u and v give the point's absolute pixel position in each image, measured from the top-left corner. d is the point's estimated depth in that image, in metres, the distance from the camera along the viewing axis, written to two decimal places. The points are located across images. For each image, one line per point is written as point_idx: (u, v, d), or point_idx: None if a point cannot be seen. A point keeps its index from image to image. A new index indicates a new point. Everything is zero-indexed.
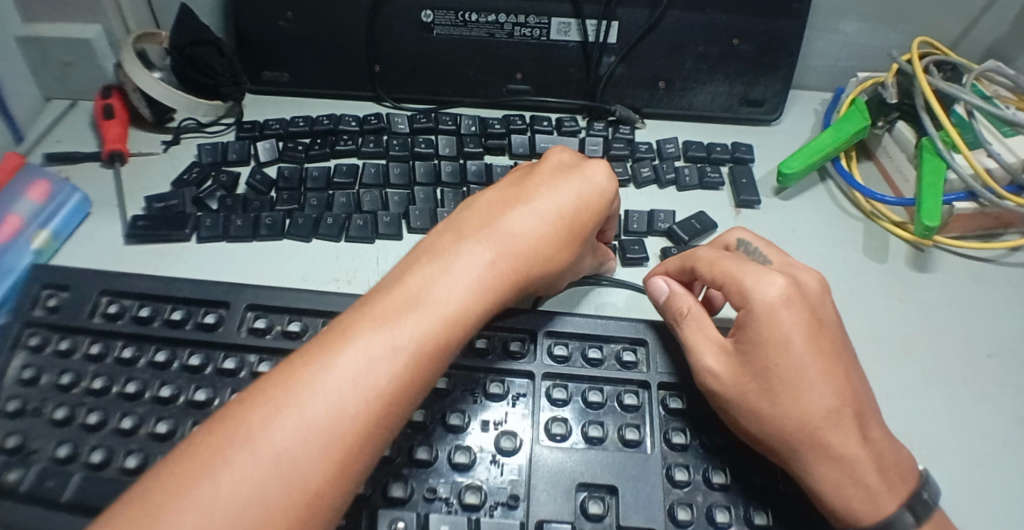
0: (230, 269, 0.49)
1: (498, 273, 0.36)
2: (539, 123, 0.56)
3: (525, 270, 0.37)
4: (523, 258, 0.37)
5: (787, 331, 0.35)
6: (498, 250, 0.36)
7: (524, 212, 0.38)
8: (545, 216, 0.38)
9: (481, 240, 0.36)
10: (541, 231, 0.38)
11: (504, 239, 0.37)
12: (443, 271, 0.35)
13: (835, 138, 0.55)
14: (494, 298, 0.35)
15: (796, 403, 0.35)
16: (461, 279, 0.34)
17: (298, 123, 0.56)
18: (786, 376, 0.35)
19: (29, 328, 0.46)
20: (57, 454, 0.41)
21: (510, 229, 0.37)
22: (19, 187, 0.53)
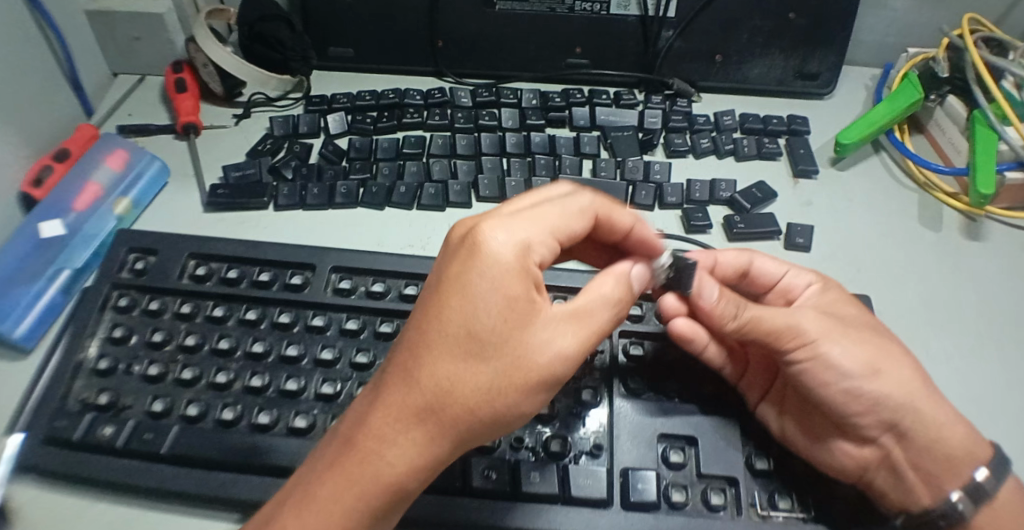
0: (308, 235, 0.51)
1: (451, 341, 0.30)
2: (598, 97, 0.58)
3: (492, 333, 0.30)
4: (477, 314, 0.30)
5: (848, 306, 0.41)
6: (438, 318, 0.30)
7: (460, 262, 0.31)
8: (478, 264, 0.31)
9: (427, 309, 0.31)
10: (483, 282, 0.31)
11: (444, 302, 0.31)
12: (405, 349, 0.31)
13: (890, 110, 0.56)
14: (459, 365, 0.30)
15: (884, 352, 0.38)
16: (425, 360, 0.30)
17: (366, 97, 0.58)
18: (866, 332, 0.39)
19: (117, 290, 0.48)
20: (153, 409, 0.42)
21: (450, 286, 0.31)
22: (95, 155, 0.56)
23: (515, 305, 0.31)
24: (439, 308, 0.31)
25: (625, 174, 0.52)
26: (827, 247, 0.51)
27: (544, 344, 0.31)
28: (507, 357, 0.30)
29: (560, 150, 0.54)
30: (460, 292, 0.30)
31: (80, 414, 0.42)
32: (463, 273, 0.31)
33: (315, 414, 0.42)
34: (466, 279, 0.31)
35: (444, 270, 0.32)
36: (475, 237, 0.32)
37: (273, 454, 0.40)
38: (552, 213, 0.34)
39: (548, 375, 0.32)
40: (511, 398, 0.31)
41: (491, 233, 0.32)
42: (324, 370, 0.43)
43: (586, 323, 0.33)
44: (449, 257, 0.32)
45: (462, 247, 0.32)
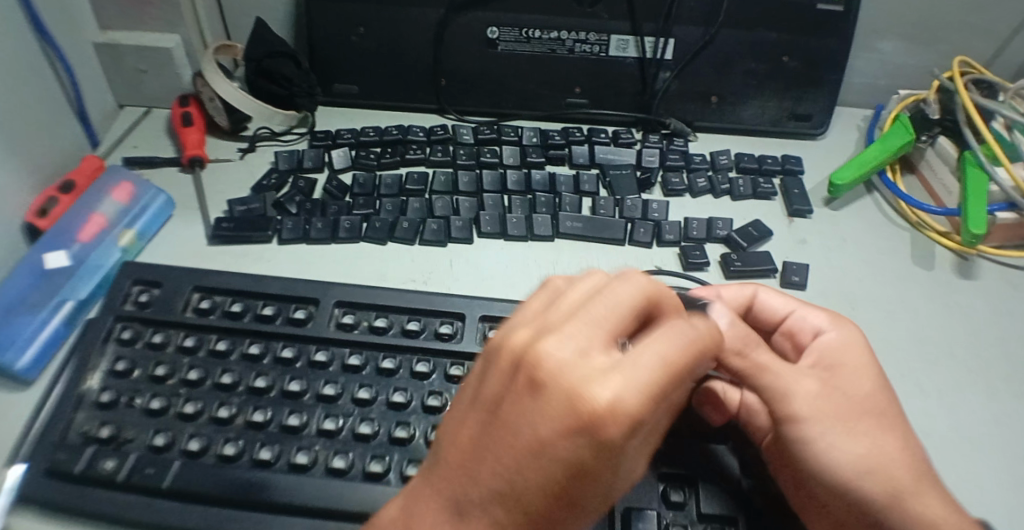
0: (311, 269, 0.52)
1: (542, 507, 0.26)
2: (597, 135, 0.59)
3: (586, 492, 0.27)
4: (571, 483, 0.26)
5: (867, 377, 0.38)
6: (529, 489, 0.26)
7: (564, 437, 0.25)
8: (589, 443, 0.25)
9: (518, 473, 0.26)
10: (591, 459, 0.25)
11: (542, 475, 0.25)
12: (477, 508, 0.27)
13: (880, 151, 0.58)
14: (553, 523, 0.27)
15: (876, 448, 0.36)
16: (512, 510, 0.26)
17: (370, 133, 0.59)
18: (864, 427, 0.37)
19: (121, 322, 0.48)
20: (155, 443, 0.42)
21: (547, 460, 0.25)
22: (102, 188, 0.57)
23: (615, 465, 0.26)
24: (533, 482, 0.26)
25: (624, 212, 0.53)
26: (822, 285, 0.52)
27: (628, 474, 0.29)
28: (595, 501, 0.28)
29: (559, 188, 0.55)
30: (562, 467, 0.25)
31: (81, 447, 0.42)
32: (572, 451, 0.25)
33: (317, 450, 0.42)
34: (569, 454, 0.25)
35: (534, 427, 0.25)
36: (584, 400, 0.24)
37: (275, 491, 0.40)
38: (664, 370, 0.25)
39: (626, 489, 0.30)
40: (589, 518, 0.29)
41: (607, 403, 0.24)
42: (326, 405, 0.43)
43: (654, 435, 0.30)
44: (535, 412, 0.25)
45: (560, 409, 0.25)
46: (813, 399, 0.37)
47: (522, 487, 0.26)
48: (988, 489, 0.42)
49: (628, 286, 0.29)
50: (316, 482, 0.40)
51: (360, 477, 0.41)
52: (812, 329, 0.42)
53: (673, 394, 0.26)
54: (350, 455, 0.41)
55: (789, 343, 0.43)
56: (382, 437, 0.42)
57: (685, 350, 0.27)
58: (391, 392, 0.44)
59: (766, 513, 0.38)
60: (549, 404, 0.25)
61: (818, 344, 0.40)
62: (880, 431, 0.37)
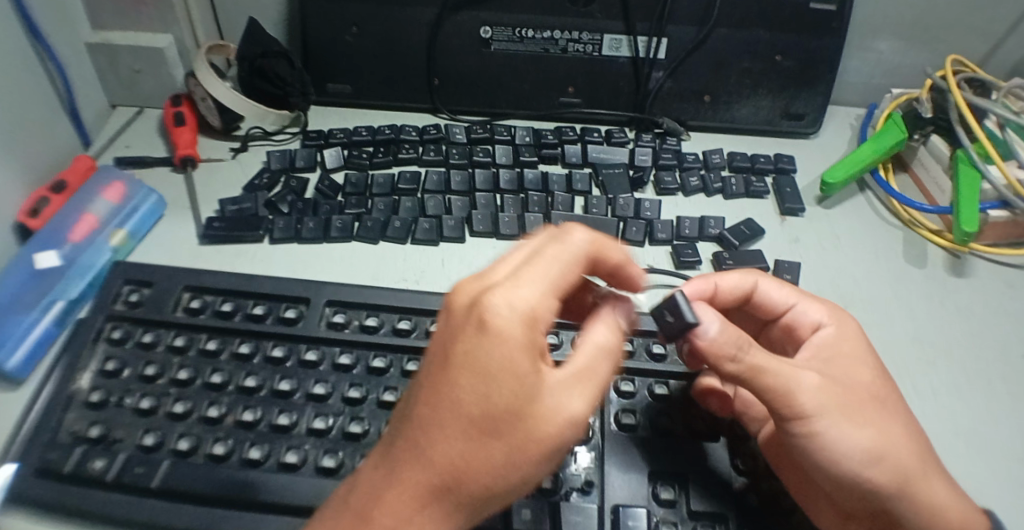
0: (303, 269, 0.51)
1: (461, 427, 0.29)
2: (590, 134, 0.59)
3: (503, 408, 0.29)
4: (484, 392, 0.28)
5: (866, 366, 0.39)
6: (446, 404, 0.29)
7: (463, 339, 0.29)
8: (484, 341, 0.28)
9: (433, 393, 0.29)
10: (499, 364, 0.28)
11: (452, 385, 0.29)
12: (410, 432, 0.30)
13: (874, 150, 0.58)
14: (478, 450, 0.29)
15: (883, 428, 0.37)
16: (436, 435, 0.29)
17: (362, 133, 0.59)
18: (871, 412, 0.37)
19: (112, 322, 0.48)
20: (144, 442, 0.42)
21: (458, 366, 0.29)
22: (94, 188, 0.57)
23: (524, 380, 0.29)
24: (451, 396, 0.29)
25: (616, 211, 0.53)
26: (815, 283, 0.52)
27: (555, 409, 0.30)
28: (521, 430, 0.29)
29: (552, 187, 0.54)
30: (473, 374, 0.29)
31: (70, 447, 0.42)
32: (473, 351, 0.29)
33: (307, 449, 0.42)
34: (475, 356, 0.29)
35: (444, 343, 0.30)
36: (479, 304, 0.29)
37: (264, 490, 0.40)
38: (545, 273, 0.31)
39: (561, 438, 0.30)
40: (523, 467, 0.30)
41: (497, 299, 0.29)
42: (316, 404, 0.43)
43: (591, 378, 0.32)
44: (451, 330, 0.30)
45: (461, 318, 0.30)
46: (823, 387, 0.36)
47: (441, 406, 0.29)
48: (981, 488, 0.42)
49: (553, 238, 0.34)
50: (306, 481, 0.40)
51: (349, 477, 0.41)
52: (812, 322, 0.42)
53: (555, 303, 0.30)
54: (339, 454, 0.41)
55: (787, 335, 0.44)
56: (372, 436, 0.42)
57: (572, 261, 0.32)
58: (381, 391, 0.43)
59: (758, 512, 0.38)
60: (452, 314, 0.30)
61: (815, 339, 0.41)
62: (888, 415, 0.37)
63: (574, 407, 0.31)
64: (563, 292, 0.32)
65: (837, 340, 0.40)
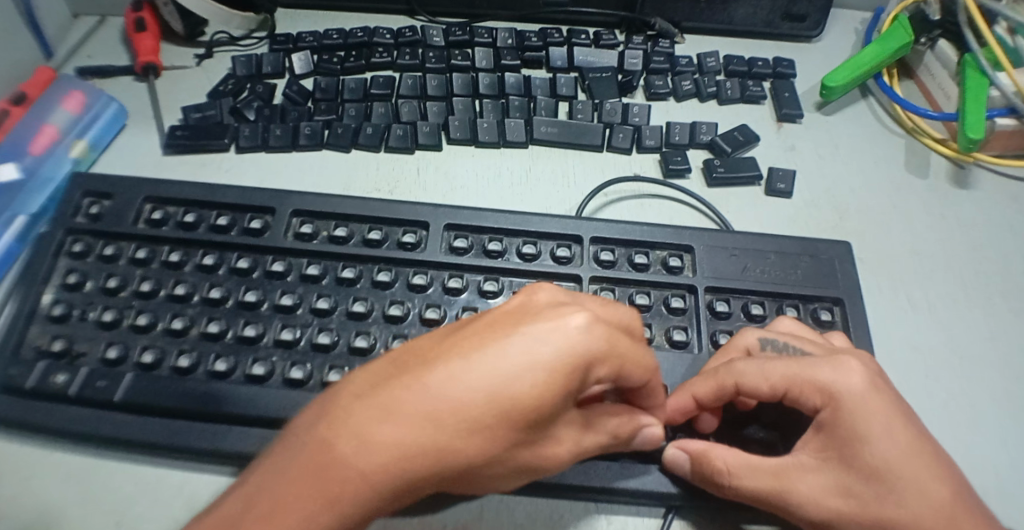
0: (271, 178, 0.49)
1: (484, 410, 0.26)
2: (577, 36, 0.54)
3: (530, 419, 0.27)
4: (529, 398, 0.26)
5: (881, 433, 0.33)
6: (485, 380, 0.26)
7: (543, 336, 0.27)
8: (566, 355, 0.26)
9: (476, 360, 0.27)
10: (557, 374, 0.26)
11: (503, 369, 0.26)
12: (424, 385, 0.27)
13: (878, 52, 0.54)
14: (482, 440, 0.27)
15: (901, 472, 0.32)
16: (456, 399, 0.26)
17: (333, 36, 0.55)
18: (875, 455, 0.32)
19: (71, 235, 0.46)
20: (107, 356, 0.41)
21: (519, 363, 0.26)
22: (52, 97, 0.53)
23: (565, 406, 0.28)
24: (497, 378, 0.26)
25: (603, 116, 0.50)
26: (809, 191, 0.49)
27: (554, 437, 0.30)
28: (525, 442, 0.28)
29: (535, 92, 0.51)
30: (528, 371, 0.26)
31: (32, 362, 0.41)
32: (544, 351, 0.26)
33: (275, 361, 0.41)
34: (545, 356, 0.26)
35: (516, 325, 0.27)
36: (569, 320, 0.27)
37: (230, 402, 0.39)
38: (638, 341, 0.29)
39: (548, 454, 0.31)
40: (501, 468, 0.30)
41: (583, 325, 0.27)
42: (284, 315, 0.42)
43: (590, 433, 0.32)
44: (527, 322, 0.27)
45: (551, 321, 0.27)
46: (808, 472, 0.34)
47: (477, 374, 0.26)
48: (963, 398, 0.41)
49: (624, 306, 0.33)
50: (274, 393, 0.39)
51: (318, 388, 0.40)
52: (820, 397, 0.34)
53: (631, 365, 0.28)
54: (308, 366, 0.40)
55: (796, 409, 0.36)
56: (342, 348, 0.41)
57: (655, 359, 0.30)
58: (351, 302, 0.42)
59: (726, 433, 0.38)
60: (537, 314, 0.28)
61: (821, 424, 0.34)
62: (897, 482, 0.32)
63: (567, 439, 0.31)
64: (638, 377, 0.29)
65: (840, 407, 0.33)
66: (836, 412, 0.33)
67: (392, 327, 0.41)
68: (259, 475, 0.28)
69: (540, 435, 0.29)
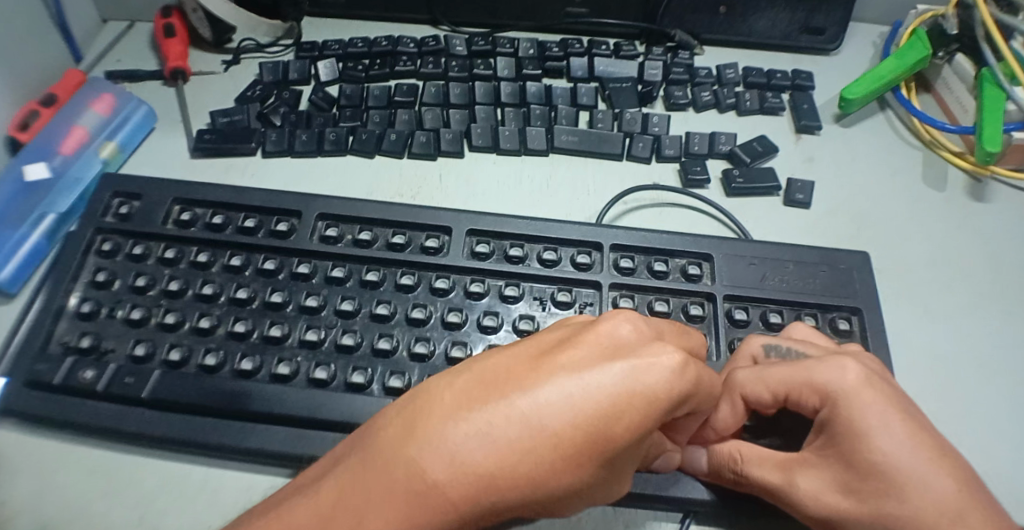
0: (296, 182, 0.50)
1: (580, 442, 0.26)
2: (597, 48, 0.55)
3: (619, 450, 0.27)
4: (624, 430, 0.26)
5: (879, 426, 0.33)
6: (583, 408, 0.26)
7: (642, 371, 0.27)
8: (660, 388, 0.27)
9: (574, 388, 0.26)
10: (652, 405, 0.27)
11: (601, 399, 0.26)
12: (519, 412, 0.26)
13: (897, 66, 0.54)
14: (572, 471, 0.27)
15: (905, 466, 0.32)
16: (550, 424, 0.26)
17: (358, 44, 0.56)
18: (874, 453, 0.32)
19: (101, 234, 0.47)
20: (135, 353, 0.42)
21: (620, 398, 0.26)
22: (83, 99, 0.55)
23: (650, 436, 0.28)
24: (598, 412, 0.26)
25: (623, 126, 0.51)
26: (827, 202, 0.50)
27: (628, 468, 0.30)
28: (608, 473, 0.28)
29: (556, 101, 0.52)
30: (625, 401, 0.26)
31: (61, 357, 0.42)
32: (639, 384, 0.26)
33: (299, 362, 0.41)
34: (645, 388, 0.26)
35: (609, 353, 0.27)
36: (662, 351, 0.27)
37: (256, 400, 0.39)
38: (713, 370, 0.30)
39: (619, 486, 0.31)
40: (576, 500, 0.30)
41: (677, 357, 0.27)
42: (308, 317, 0.43)
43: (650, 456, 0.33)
44: (621, 352, 0.27)
45: (646, 353, 0.27)
46: (810, 470, 0.34)
47: (574, 404, 0.26)
48: (983, 410, 0.41)
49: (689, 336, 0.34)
50: (298, 392, 0.40)
51: (342, 388, 0.40)
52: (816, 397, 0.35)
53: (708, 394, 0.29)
54: (332, 367, 0.41)
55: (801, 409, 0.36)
56: (365, 350, 0.41)
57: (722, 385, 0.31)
58: (374, 305, 0.43)
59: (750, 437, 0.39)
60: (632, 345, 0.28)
61: (820, 423, 0.35)
62: (898, 477, 0.32)
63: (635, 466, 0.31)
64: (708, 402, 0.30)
65: (835, 405, 0.34)
66: (831, 410, 0.34)
67: (414, 329, 0.42)
68: (342, 493, 0.27)
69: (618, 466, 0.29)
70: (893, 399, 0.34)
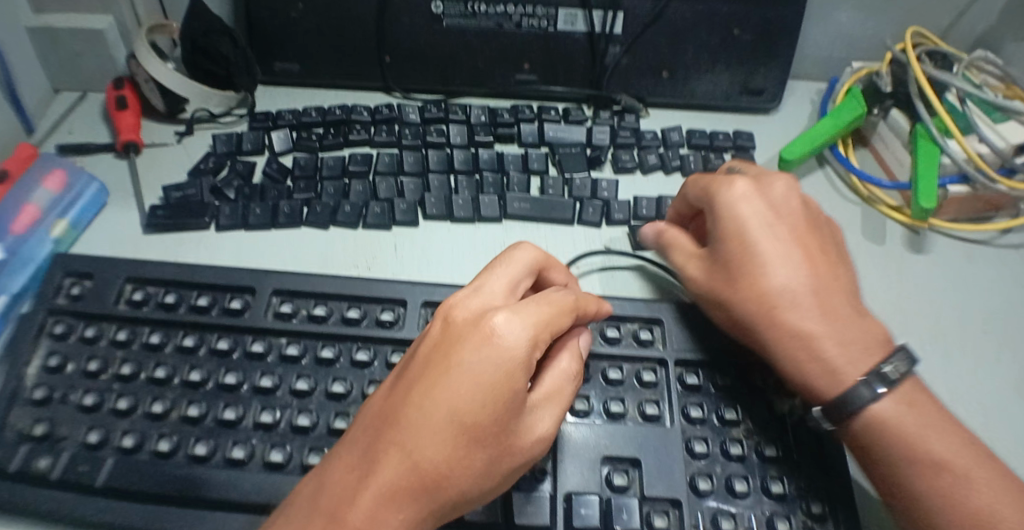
0: (249, 257, 0.50)
1: (455, 431, 0.31)
2: (547, 113, 0.57)
3: (494, 420, 0.32)
4: (481, 405, 0.31)
5: (755, 219, 0.43)
6: (442, 404, 0.31)
7: (470, 350, 0.32)
8: (496, 361, 0.32)
9: (426, 392, 0.32)
10: (493, 374, 0.31)
11: (452, 392, 0.31)
12: (397, 433, 0.31)
13: (833, 125, 0.57)
14: (464, 456, 0.31)
15: (764, 250, 0.42)
16: (423, 431, 0.31)
17: (312, 114, 0.57)
18: (747, 231, 0.43)
19: (52, 317, 0.46)
20: (88, 440, 0.41)
21: (472, 373, 0.31)
22: (35, 176, 0.54)
23: (517, 401, 0.32)
24: (456, 397, 0.31)
25: (573, 191, 0.52)
26: None
27: (529, 428, 0.34)
28: (504, 444, 0.32)
29: (507, 167, 0.53)
30: (468, 381, 0.31)
31: (15, 446, 0.41)
32: (473, 364, 0.32)
33: (254, 444, 0.41)
34: (482, 367, 0.31)
35: (446, 351, 0.33)
36: (483, 325, 0.33)
37: (211, 486, 0.39)
38: (544, 308, 0.34)
39: (536, 456, 0.34)
40: (496, 482, 0.33)
41: (500, 324, 0.33)
42: (263, 397, 0.42)
43: (556, 405, 0.35)
44: (452, 342, 0.33)
45: (475, 337, 0.32)
46: (712, 266, 0.44)
47: (432, 407, 0.31)
48: None
49: (555, 289, 0.38)
50: (253, 476, 0.39)
51: (298, 470, 0.40)
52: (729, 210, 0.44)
53: (549, 332, 0.34)
54: (287, 448, 0.40)
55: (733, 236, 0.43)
56: (321, 429, 0.41)
57: (560, 309, 0.36)
58: (329, 382, 0.43)
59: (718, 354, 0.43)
60: (461, 333, 0.33)
61: (728, 224, 0.44)
62: (775, 256, 0.42)
63: (535, 421, 0.34)
64: (558, 329, 0.35)
65: (730, 213, 0.44)
66: (738, 228, 0.43)
67: None
68: None
69: (516, 438, 0.33)
70: (795, 215, 0.44)
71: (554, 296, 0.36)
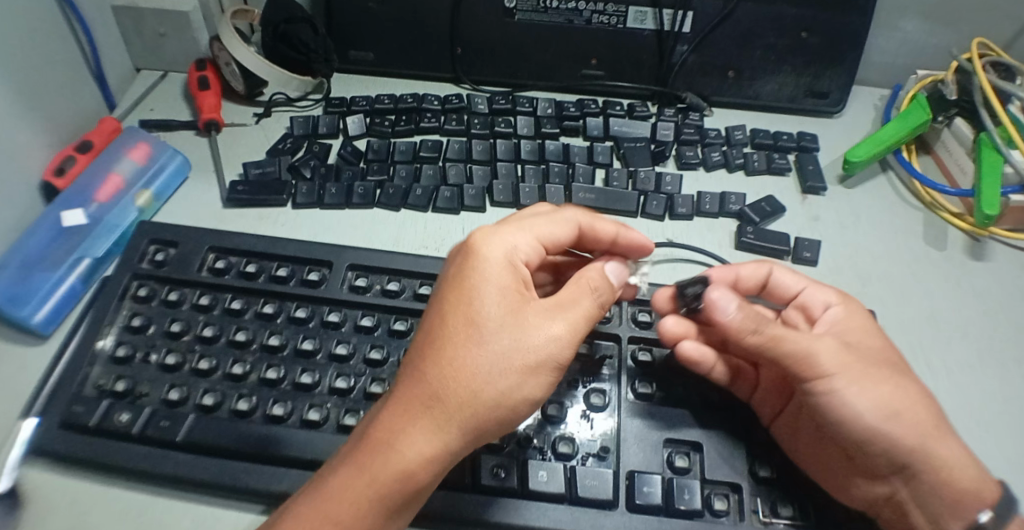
0: (325, 233, 0.52)
1: (450, 334, 0.34)
2: (612, 107, 0.59)
3: (488, 318, 0.35)
4: (468, 305, 0.35)
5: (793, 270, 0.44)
6: (437, 319, 0.35)
7: (456, 269, 0.37)
8: (476, 270, 0.36)
9: (428, 315, 0.36)
10: (477, 280, 0.36)
11: (446, 304, 0.36)
12: (407, 359, 0.35)
13: (898, 130, 0.57)
14: (462, 355, 0.34)
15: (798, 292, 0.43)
16: (426, 345, 0.35)
17: (385, 100, 0.59)
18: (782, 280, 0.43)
19: (137, 280, 0.49)
20: (169, 397, 0.43)
21: (474, 296, 0.35)
22: (120, 147, 0.57)
23: (505, 297, 0.36)
24: (445, 308, 0.35)
25: (637, 184, 0.53)
26: (835, 261, 0.52)
27: (532, 323, 0.35)
28: (503, 341, 0.34)
29: (573, 159, 0.55)
30: (455, 290, 0.36)
31: (96, 399, 0.43)
32: (458, 278, 0.37)
33: (329, 408, 0.43)
34: (466, 279, 0.36)
35: (444, 280, 0.38)
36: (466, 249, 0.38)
37: (287, 446, 0.41)
38: (530, 223, 0.40)
39: (552, 353, 0.35)
40: (510, 381, 0.34)
41: (479, 244, 0.38)
42: (338, 365, 0.44)
43: (570, 304, 0.37)
44: (447, 271, 0.38)
45: (458, 262, 0.38)
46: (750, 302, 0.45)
47: (431, 323, 0.35)
48: (991, 465, 0.42)
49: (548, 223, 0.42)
50: (328, 437, 0.41)
51: None
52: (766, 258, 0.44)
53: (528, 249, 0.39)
54: (361, 414, 0.42)
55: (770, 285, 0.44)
56: None
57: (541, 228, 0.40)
58: (401, 354, 0.44)
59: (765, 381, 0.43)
60: (452, 264, 0.38)
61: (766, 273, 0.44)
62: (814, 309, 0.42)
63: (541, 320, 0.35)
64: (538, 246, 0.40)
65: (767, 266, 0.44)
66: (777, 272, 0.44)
67: None
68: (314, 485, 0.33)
69: (518, 334, 0.35)
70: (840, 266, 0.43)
71: (538, 222, 0.41)
